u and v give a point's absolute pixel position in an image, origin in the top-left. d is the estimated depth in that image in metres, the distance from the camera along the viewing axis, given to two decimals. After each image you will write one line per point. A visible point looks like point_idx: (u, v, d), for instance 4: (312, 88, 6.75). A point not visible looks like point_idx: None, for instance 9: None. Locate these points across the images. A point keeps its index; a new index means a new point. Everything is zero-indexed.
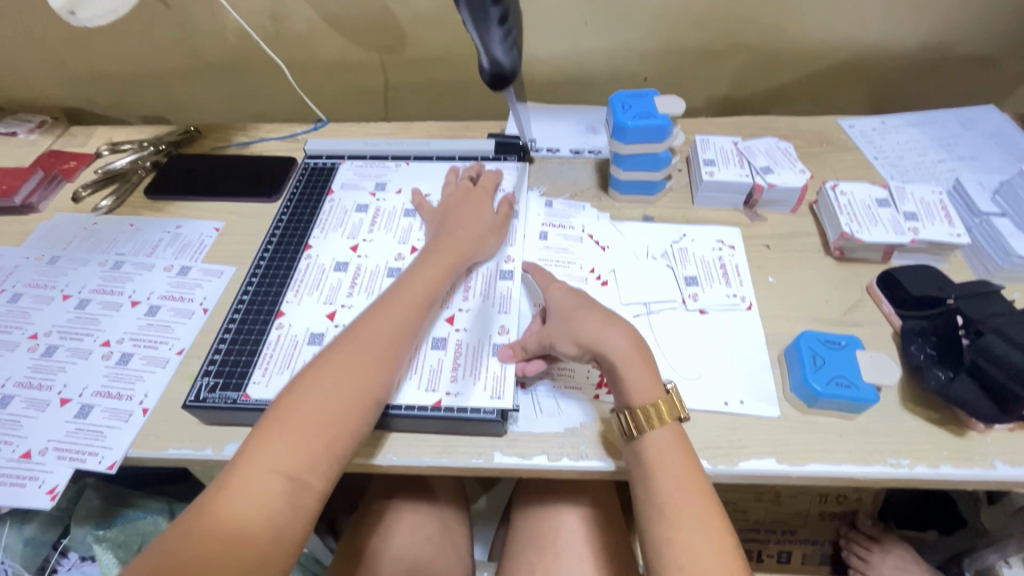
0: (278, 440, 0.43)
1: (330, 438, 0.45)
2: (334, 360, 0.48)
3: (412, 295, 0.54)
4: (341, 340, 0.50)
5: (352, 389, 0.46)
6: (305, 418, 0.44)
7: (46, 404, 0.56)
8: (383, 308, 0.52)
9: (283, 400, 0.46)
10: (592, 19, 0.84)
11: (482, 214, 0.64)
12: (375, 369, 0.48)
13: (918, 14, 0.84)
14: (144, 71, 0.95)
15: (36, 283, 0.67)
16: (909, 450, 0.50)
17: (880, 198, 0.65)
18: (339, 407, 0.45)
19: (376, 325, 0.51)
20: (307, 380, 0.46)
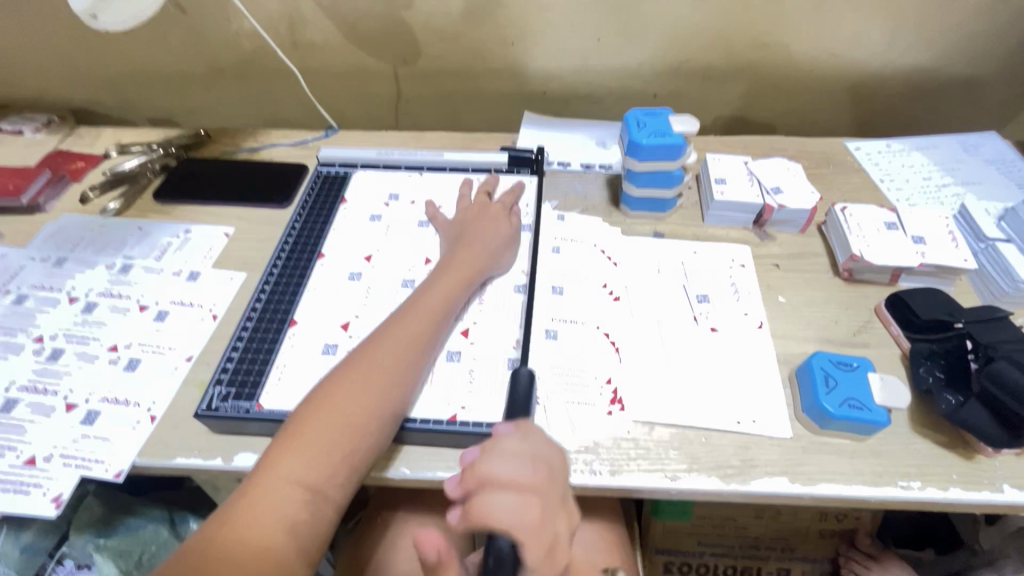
0: (298, 453, 0.43)
1: (349, 451, 0.45)
2: (353, 373, 0.48)
3: (428, 310, 0.54)
4: (361, 352, 0.50)
5: (372, 402, 0.47)
6: (326, 431, 0.44)
7: (51, 410, 0.55)
8: (402, 322, 0.53)
9: (303, 412, 0.46)
10: (605, 36, 0.85)
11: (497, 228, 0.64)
12: (394, 383, 0.49)
13: (922, 42, 0.86)
14: (154, 74, 0.95)
15: (42, 285, 0.66)
16: (919, 473, 0.50)
17: (888, 221, 0.66)
18: (359, 420, 0.46)
19: (393, 340, 0.51)
20: (327, 393, 0.47)
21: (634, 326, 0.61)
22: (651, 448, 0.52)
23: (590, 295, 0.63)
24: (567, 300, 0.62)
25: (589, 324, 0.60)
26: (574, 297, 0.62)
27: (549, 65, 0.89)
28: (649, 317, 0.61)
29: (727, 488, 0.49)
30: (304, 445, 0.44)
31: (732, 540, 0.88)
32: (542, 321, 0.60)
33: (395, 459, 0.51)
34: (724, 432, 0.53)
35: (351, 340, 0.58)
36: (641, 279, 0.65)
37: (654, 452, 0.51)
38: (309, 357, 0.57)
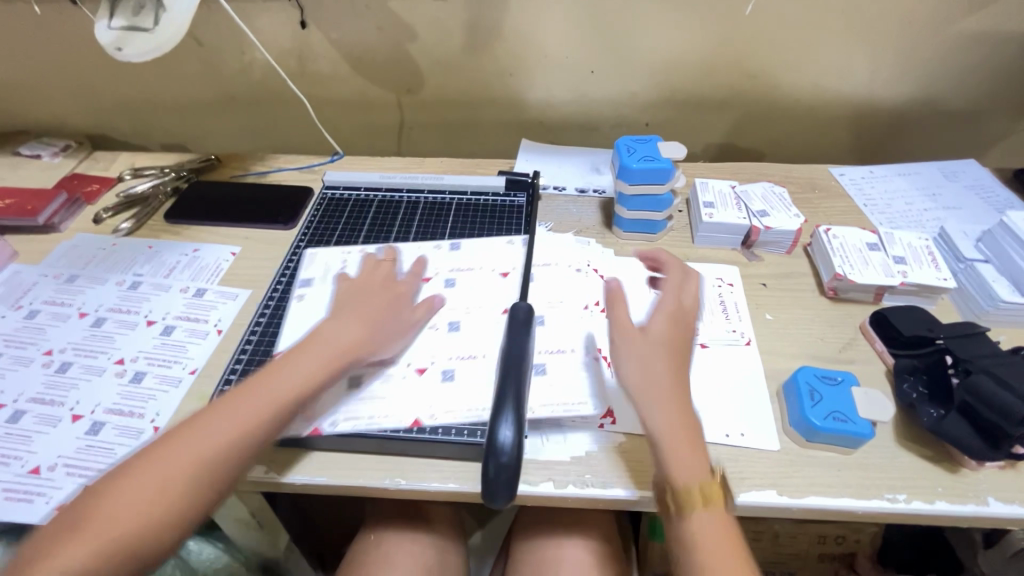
0: (106, 511, 0.42)
1: (164, 508, 0.43)
2: (197, 428, 0.46)
3: (303, 360, 0.52)
4: (213, 406, 0.48)
5: (198, 455, 0.45)
6: (148, 486, 0.43)
7: (58, 420, 0.57)
8: (267, 374, 0.51)
9: (130, 467, 0.45)
10: (598, 68, 0.90)
11: (407, 277, 0.63)
12: (226, 438, 0.46)
13: (901, 75, 0.90)
14: (169, 102, 0.99)
15: (53, 300, 0.69)
16: (905, 486, 0.51)
17: (870, 242, 0.69)
18: (172, 474, 0.44)
19: (255, 392, 0.49)
20: (158, 451, 0.45)
21: None
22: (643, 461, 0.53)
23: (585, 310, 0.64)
24: (561, 314, 0.63)
25: (584, 341, 0.61)
26: (569, 315, 0.64)
27: (546, 95, 0.94)
28: None
29: None
30: (118, 503, 0.43)
31: None
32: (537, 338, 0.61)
33: (389, 471, 0.52)
34: (713, 445, 0.54)
35: None
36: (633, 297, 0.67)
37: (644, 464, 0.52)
38: None
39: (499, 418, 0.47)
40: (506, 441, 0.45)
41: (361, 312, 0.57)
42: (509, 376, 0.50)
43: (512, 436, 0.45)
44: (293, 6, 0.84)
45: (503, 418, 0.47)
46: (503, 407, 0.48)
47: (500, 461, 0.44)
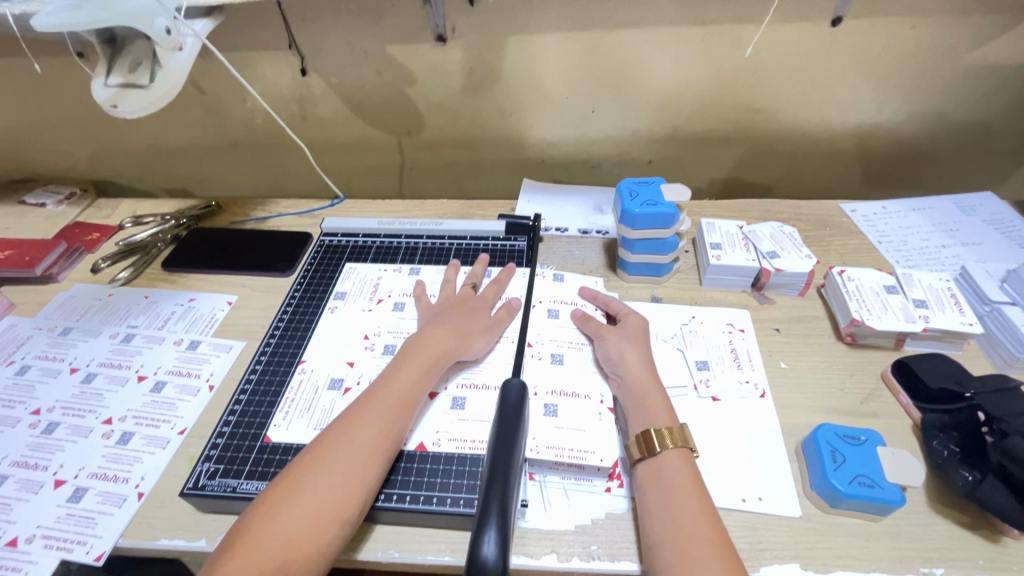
0: (231, 567, 0.40)
1: (287, 559, 0.41)
2: (302, 477, 0.46)
3: (393, 399, 0.52)
4: (311, 451, 0.48)
5: (317, 503, 0.44)
6: (267, 540, 0.42)
7: (40, 486, 0.54)
8: (360, 417, 0.50)
9: (244, 523, 0.43)
10: (599, 107, 0.89)
11: (476, 317, 0.62)
12: (340, 482, 0.45)
13: (910, 108, 0.88)
14: (173, 149, 1.00)
15: (46, 355, 0.67)
16: (942, 558, 0.47)
17: (888, 285, 0.66)
18: (294, 525, 0.43)
19: (355, 435, 0.49)
20: (268, 503, 0.44)
21: None
22: None
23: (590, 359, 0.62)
24: (568, 363, 0.61)
25: (592, 397, 0.58)
26: (574, 367, 0.61)
27: (547, 135, 0.93)
28: None
29: None
30: (240, 558, 0.41)
31: None
32: (540, 394, 0.58)
33: (380, 541, 0.48)
34: (730, 512, 0.50)
35: (356, 375, 0.60)
36: None
37: None
38: (300, 431, 0.55)
39: (479, 531, 0.36)
40: (490, 558, 0.35)
41: (431, 351, 0.57)
42: (495, 463, 0.42)
43: (497, 552, 0.35)
44: (293, 54, 0.85)
45: (485, 531, 0.36)
46: (486, 516, 0.37)
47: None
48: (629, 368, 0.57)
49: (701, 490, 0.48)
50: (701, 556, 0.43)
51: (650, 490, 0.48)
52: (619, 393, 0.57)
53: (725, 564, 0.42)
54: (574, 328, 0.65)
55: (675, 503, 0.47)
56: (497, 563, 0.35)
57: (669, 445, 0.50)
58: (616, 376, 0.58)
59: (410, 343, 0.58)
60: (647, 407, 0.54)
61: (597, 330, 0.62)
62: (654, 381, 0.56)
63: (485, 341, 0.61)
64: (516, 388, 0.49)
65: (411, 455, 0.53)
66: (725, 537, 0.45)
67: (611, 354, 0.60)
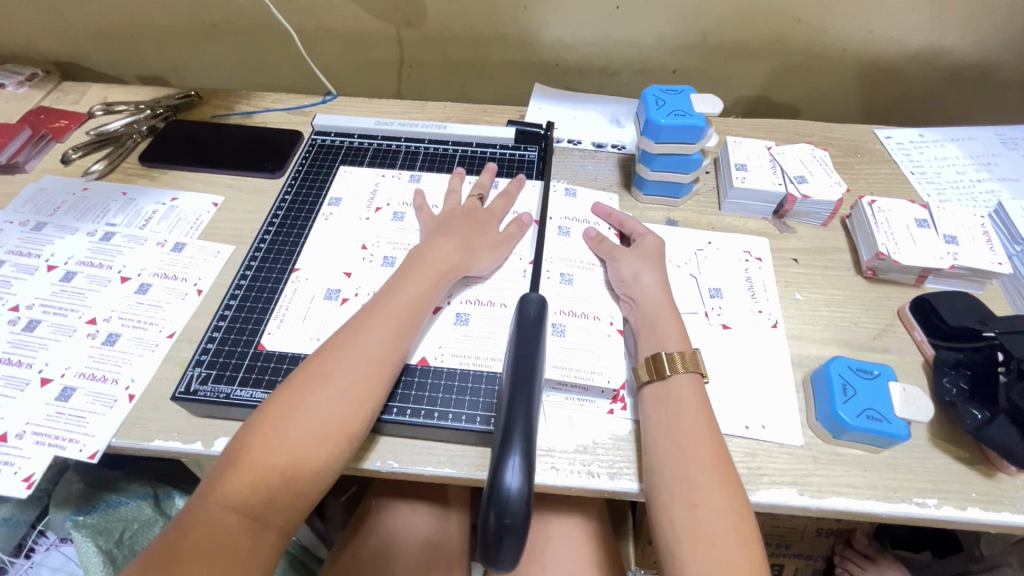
0: (234, 481, 0.40)
1: (294, 475, 0.41)
2: (301, 393, 0.44)
3: (396, 314, 0.49)
4: (311, 366, 0.45)
5: (320, 421, 0.43)
6: (270, 456, 0.41)
7: (26, 383, 0.53)
8: (361, 332, 0.47)
9: (243, 436, 0.42)
10: (624, 3, 0.79)
11: (484, 232, 0.58)
12: (344, 400, 0.44)
13: (969, 24, 0.79)
14: (144, 28, 0.89)
15: (20, 251, 0.63)
16: (937, 490, 0.47)
17: (919, 218, 0.62)
18: (296, 443, 0.42)
19: (356, 351, 0.46)
20: (268, 419, 0.43)
21: None
22: None
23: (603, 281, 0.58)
24: (581, 284, 0.58)
25: (603, 319, 0.56)
26: (585, 287, 0.58)
27: (563, 34, 0.84)
28: None
29: None
30: (243, 473, 0.40)
31: None
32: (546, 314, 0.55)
33: (380, 451, 0.48)
34: (733, 437, 0.50)
35: (354, 286, 0.57)
36: None
37: None
38: (296, 339, 0.53)
39: (503, 457, 0.35)
40: (513, 488, 0.34)
41: (437, 267, 0.53)
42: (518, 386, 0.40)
43: (520, 481, 0.35)
44: None
45: (509, 458, 0.35)
46: (511, 439, 0.36)
47: (502, 517, 0.34)
48: (645, 293, 0.55)
49: (707, 415, 0.47)
50: (705, 484, 0.43)
51: (657, 414, 0.47)
52: (630, 316, 0.55)
53: (728, 490, 0.43)
54: (586, 248, 0.61)
55: (682, 431, 0.46)
56: (522, 492, 0.34)
57: (680, 370, 0.49)
58: (630, 300, 0.56)
59: (412, 257, 0.55)
60: (657, 333, 0.52)
61: (610, 253, 0.59)
62: (668, 305, 0.54)
63: (495, 256, 0.57)
64: (536, 303, 0.47)
65: (412, 369, 0.51)
66: (728, 461, 0.45)
67: (625, 276, 0.57)
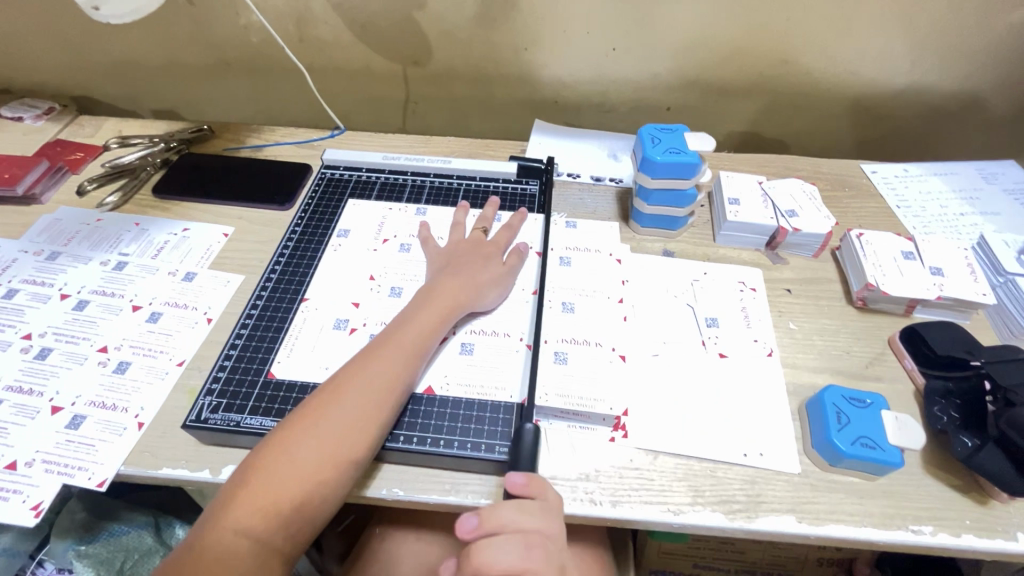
0: (245, 505, 0.41)
1: (303, 501, 0.42)
2: (312, 421, 0.45)
3: (405, 345, 0.51)
4: (322, 393, 0.47)
5: (330, 448, 0.44)
6: (279, 481, 0.42)
7: (36, 411, 0.53)
8: (371, 361, 0.49)
9: (254, 459, 0.44)
10: (620, 45, 0.83)
11: (489, 266, 0.61)
12: (354, 429, 0.45)
13: (946, 66, 0.84)
14: (160, 65, 0.93)
15: (33, 280, 0.65)
16: (932, 517, 0.48)
17: (905, 250, 0.64)
18: (306, 469, 0.43)
19: (367, 380, 0.48)
20: (279, 445, 0.44)
21: (640, 349, 0.59)
22: (653, 480, 0.50)
23: (604, 312, 0.60)
24: (583, 316, 0.60)
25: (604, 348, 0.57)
26: (587, 316, 0.60)
27: (563, 73, 0.88)
28: (657, 340, 0.59)
29: (731, 524, 0.48)
30: (253, 498, 0.42)
31: (729, 563, 0.87)
32: (549, 344, 0.57)
33: (385, 480, 0.49)
34: (732, 465, 0.51)
35: (362, 316, 0.59)
36: (650, 303, 0.63)
37: (657, 483, 0.50)
38: (306, 368, 0.55)
39: None
40: None
41: (444, 299, 0.55)
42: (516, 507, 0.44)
43: None
44: None
45: None
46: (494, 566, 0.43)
47: None
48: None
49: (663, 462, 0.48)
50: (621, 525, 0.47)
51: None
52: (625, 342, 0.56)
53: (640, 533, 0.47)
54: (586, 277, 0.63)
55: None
56: None
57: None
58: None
59: (424, 290, 0.57)
60: None
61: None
62: None
63: (499, 291, 0.59)
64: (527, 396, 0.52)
65: (418, 398, 0.52)
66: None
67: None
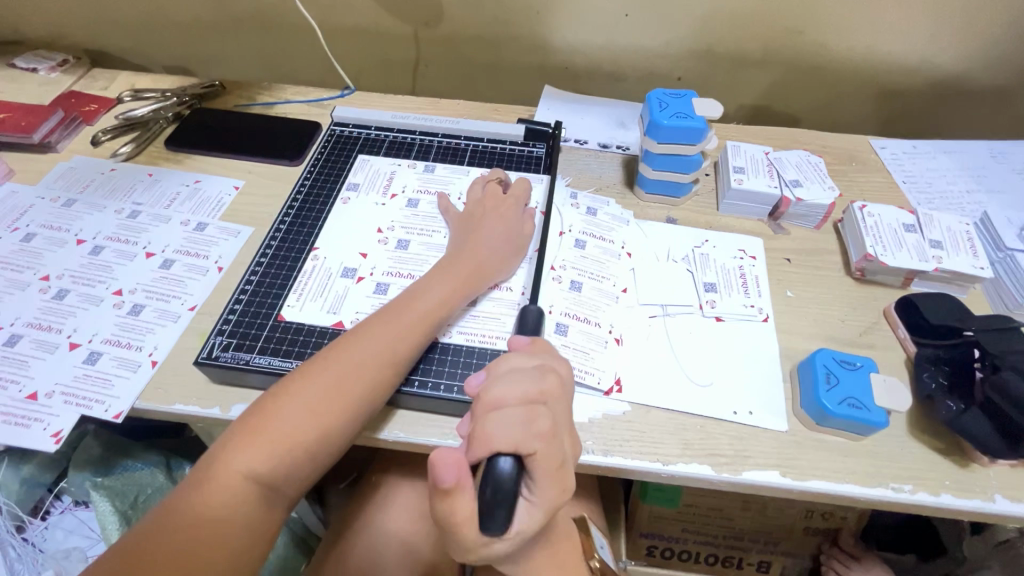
0: (258, 449, 0.42)
1: (315, 451, 0.45)
2: (327, 376, 0.46)
3: (421, 312, 0.52)
4: (336, 349, 0.48)
5: (340, 403, 0.46)
6: (291, 429, 0.44)
7: (55, 347, 0.56)
8: (386, 323, 0.50)
9: (267, 402, 0.45)
10: (634, 11, 0.82)
11: (509, 234, 0.61)
12: (368, 390, 0.47)
13: (963, 42, 0.83)
14: (173, 19, 0.93)
15: (51, 224, 0.66)
16: (911, 477, 0.50)
17: (907, 223, 0.65)
18: (318, 420, 0.45)
19: (380, 341, 0.49)
20: (291, 394, 0.45)
21: (639, 311, 0.60)
22: (646, 432, 0.52)
23: (609, 296, 0.61)
24: (596, 285, 0.61)
25: (602, 325, 0.58)
26: (592, 296, 0.60)
27: (574, 39, 0.87)
28: (655, 303, 0.61)
29: (717, 476, 0.49)
30: (263, 442, 0.43)
31: (716, 528, 0.87)
32: (553, 312, 0.58)
33: (392, 422, 0.51)
34: (721, 422, 0.53)
35: (369, 266, 0.60)
36: (649, 266, 0.64)
37: (648, 435, 0.52)
38: (313, 314, 0.56)
39: None
40: None
41: (468, 271, 0.56)
42: None
43: None
44: None
45: None
46: None
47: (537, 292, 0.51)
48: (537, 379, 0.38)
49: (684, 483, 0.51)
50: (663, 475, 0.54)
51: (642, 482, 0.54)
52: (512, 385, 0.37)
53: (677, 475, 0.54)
54: (595, 259, 0.63)
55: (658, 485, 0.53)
56: None
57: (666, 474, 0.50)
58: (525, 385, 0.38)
59: (444, 261, 0.57)
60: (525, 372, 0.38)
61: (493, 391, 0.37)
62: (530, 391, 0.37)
63: (516, 265, 0.60)
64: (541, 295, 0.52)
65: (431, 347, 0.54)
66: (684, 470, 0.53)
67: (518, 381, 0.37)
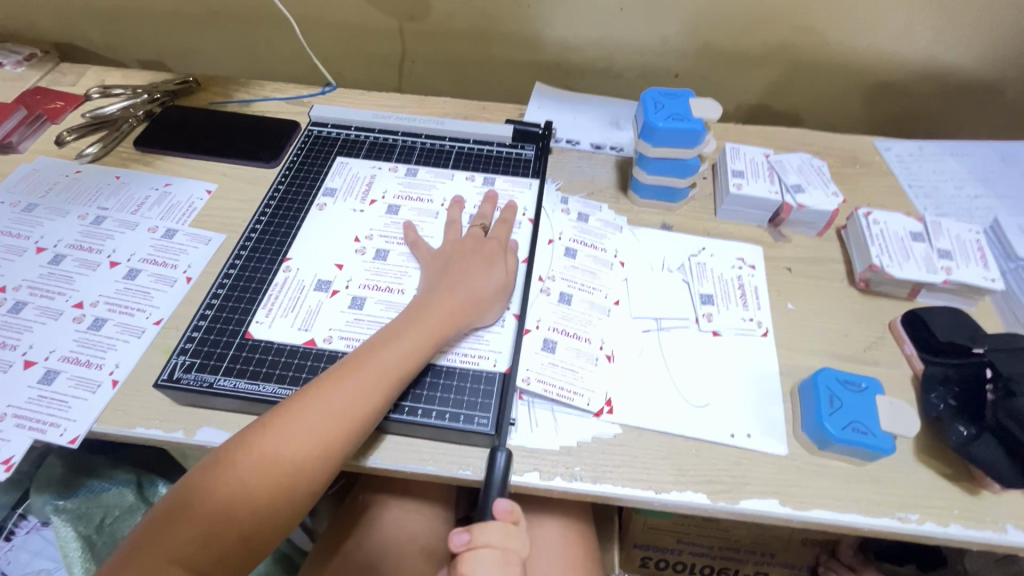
0: (185, 531, 0.39)
1: (252, 531, 0.40)
2: (267, 447, 0.41)
3: (381, 367, 0.46)
4: (281, 413, 0.43)
5: (281, 477, 0.41)
6: (224, 507, 0.40)
7: (8, 366, 0.52)
8: (341, 381, 0.45)
9: (203, 474, 0.41)
10: (628, 5, 0.78)
11: (489, 268, 0.55)
12: (316, 458, 0.42)
13: (973, 39, 0.79)
14: (146, 11, 0.88)
15: (9, 231, 0.63)
16: (918, 505, 0.47)
17: (915, 231, 0.62)
18: (256, 497, 0.40)
19: (331, 404, 0.44)
20: (227, 468, 0.41)
21: (631, 325, 0.57)
22: (638, 457, 0.49)
23: (600, 309, 0.57)
24: (586, 298, 0.58)
25: (593, 340, 0.55)
26: (582, 310, 0.57)
27: (566, 34, 0.83)
28: (648, 316, 0.57)
29: (713, 505, 0.47)
30: (193, 523, 0.39)
31: (712, 539, 0.84)
32: (540, 328, 0.55)
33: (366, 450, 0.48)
34: (717, 445, 0.50)
35: (344, 279, 0.57)
36: (643, 277, 0.61)
37: (640, 461, 0.48)
38: (284, 331, 0.53)
39: None
40: None
41: (439, 316, 0.50)
42: None
43: None
44: None
45: None
46: None
47: None
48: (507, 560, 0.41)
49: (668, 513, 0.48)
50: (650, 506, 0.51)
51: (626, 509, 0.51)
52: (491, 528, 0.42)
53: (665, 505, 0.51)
54: (586, 270, 0.60)
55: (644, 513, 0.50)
56: None
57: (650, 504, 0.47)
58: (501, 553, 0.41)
59: (416, 303, 0.51)
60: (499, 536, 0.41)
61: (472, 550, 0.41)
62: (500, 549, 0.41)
63: (499, 305, 0.54)
64: None
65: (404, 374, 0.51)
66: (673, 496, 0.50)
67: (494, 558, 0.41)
